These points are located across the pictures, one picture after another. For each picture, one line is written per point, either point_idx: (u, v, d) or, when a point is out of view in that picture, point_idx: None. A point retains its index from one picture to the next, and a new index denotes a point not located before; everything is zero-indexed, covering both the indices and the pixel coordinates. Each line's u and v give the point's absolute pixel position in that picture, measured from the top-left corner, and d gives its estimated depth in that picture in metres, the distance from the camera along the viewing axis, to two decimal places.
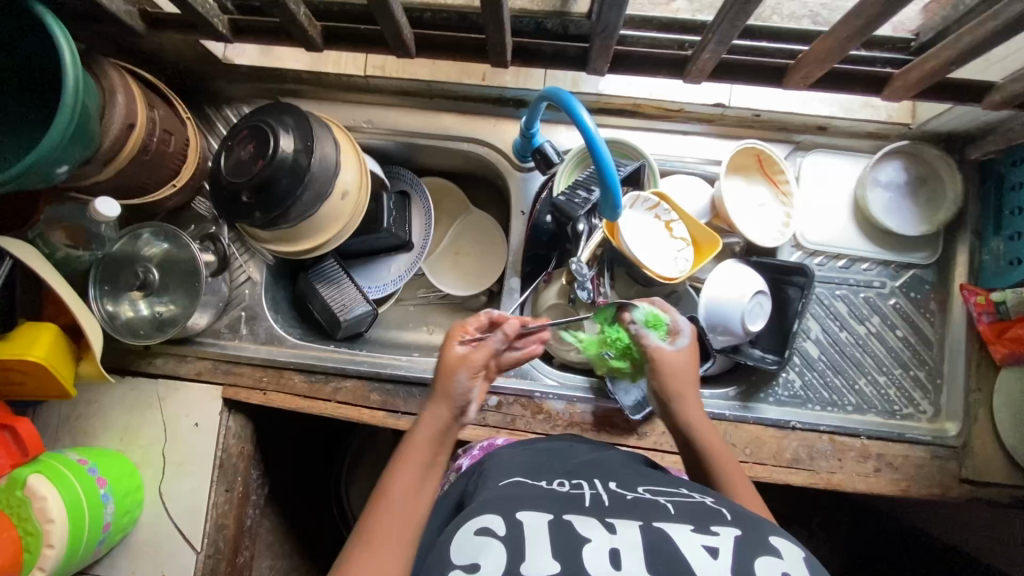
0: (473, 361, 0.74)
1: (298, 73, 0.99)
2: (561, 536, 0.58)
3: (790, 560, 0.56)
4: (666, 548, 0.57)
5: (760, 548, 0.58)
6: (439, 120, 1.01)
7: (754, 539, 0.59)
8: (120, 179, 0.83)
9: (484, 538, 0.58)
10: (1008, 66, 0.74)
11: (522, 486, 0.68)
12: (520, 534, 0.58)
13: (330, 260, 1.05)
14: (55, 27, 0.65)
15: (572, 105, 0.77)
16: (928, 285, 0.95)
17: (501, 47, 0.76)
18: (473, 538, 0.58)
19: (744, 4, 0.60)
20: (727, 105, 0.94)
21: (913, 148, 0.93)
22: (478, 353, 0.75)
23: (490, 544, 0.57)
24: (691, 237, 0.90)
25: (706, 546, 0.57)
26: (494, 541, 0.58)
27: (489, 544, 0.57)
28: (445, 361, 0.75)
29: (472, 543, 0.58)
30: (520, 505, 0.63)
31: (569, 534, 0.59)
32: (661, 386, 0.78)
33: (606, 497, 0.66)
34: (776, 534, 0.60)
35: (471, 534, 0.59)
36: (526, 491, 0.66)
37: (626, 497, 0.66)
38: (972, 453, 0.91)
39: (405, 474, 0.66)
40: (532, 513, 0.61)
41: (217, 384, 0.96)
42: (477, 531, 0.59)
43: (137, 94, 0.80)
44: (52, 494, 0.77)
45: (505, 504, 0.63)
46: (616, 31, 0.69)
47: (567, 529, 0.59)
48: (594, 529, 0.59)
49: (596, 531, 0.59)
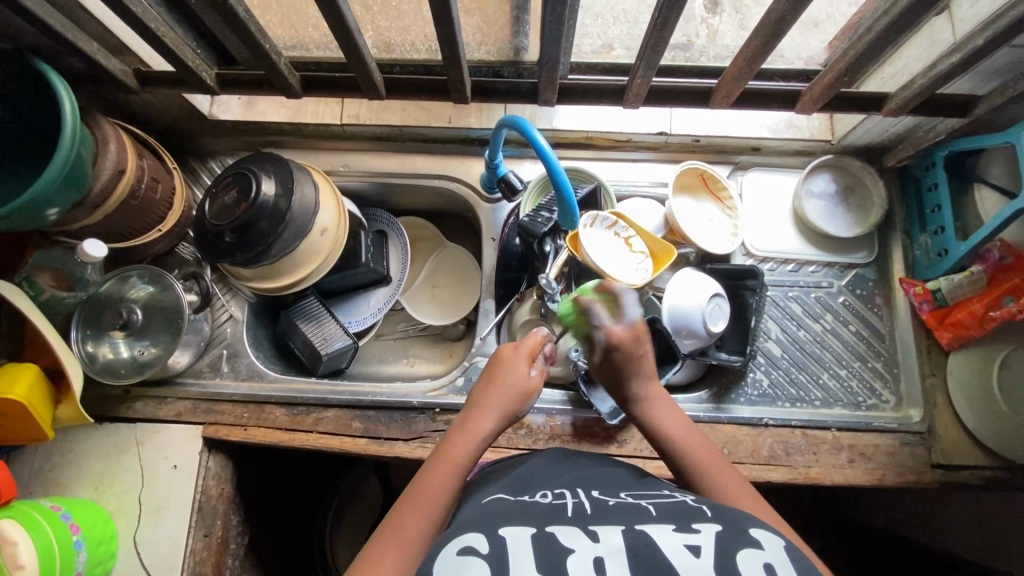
0: (531, 383, 0.78)
1: (279, 126, 1.08)
2: (544, 549, 0.54)
3: (772, 550, 0.54)
4: (652, 554, 0.53)
5: (743, 541, 0.55)
6: (411, 161, 1.10)
7: (736, 534, 0.56)
8: (107, 222, 0.88)
9: (464, 559, 0.53)
10: (899, 80, 0.88)
11: (499, 503, 0.63)
12: (500, 550, 0.54)
13: (311, 297, 1.08)
14: (57, 81, 0.72)
15: (526, 128, 0.86)
16: (872, 282, 1.03)
17: (461, 85, 0.86)
18: (453, 561, 0.54)
19: (662, 32, 0.72)
20: (669, 133, 1.05)
21: (837, 161, 1.04)
22: (536, 383, 0.79)
23: (470, 563, 0.53)
24: (650, 250, 0.96)
25: (689, 545, 0.54)
26: (473, 559, 0.53)
27: (468, 564, 0.53)
28: (500, 374, 0.78)
29: (453, 563, 0.53)
30: (497, 521, 0.59)
31: (550, 547, 0.54)
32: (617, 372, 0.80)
33: (587, 505, 0.62)
34: (763, 528, 0.57)
35: (452, 556, 0.54)
36: (504, 507, 0.62)
37: (608, 504, 0.62)
38: (938, 437, 0.94)
39: (448, 476, 0.68)
40: (511, 527, 0.57)
41: (196, 424, 0.96)
42: (460, 551, 0.55)
43: (128, 144, 0.87)
44: (24, 540, 0.74)
45: (488, 521, 0.59)
46: (559, 62, 0.79)
47: (547, 540, 0.55)
48: (575, 539, 0.55)
49: (577, 541, 0.55)
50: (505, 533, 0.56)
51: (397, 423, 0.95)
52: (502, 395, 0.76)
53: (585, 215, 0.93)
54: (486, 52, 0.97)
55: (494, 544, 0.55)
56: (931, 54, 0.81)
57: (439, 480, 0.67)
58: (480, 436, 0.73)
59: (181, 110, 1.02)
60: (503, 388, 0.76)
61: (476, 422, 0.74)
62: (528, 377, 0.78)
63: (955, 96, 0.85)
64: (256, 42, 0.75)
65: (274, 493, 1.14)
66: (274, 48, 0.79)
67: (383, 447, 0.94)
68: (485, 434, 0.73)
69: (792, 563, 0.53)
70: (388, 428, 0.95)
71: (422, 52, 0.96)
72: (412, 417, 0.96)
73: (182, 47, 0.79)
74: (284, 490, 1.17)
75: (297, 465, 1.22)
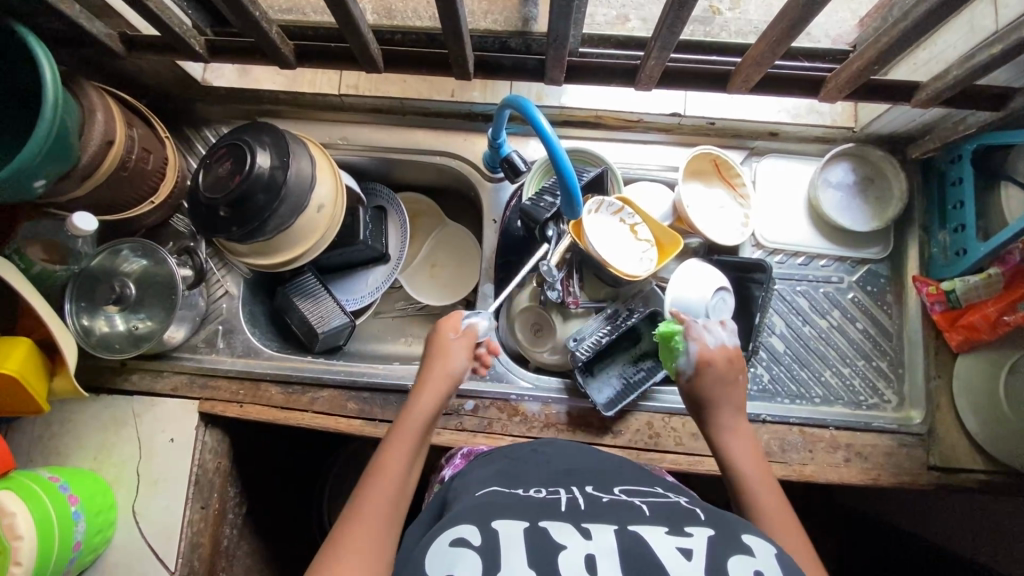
0: (465, 348, 0.79)
1: (275, 94, 1.04)
2: (536, 545, 0.54)
3: (763, 558, 0.53)
4: (644, 555, 0.52)
5: (735, 547, 0.54)
6: (412, 136, 1.06)
7: (728, 539, 0.55)
8: (97, 194, 0.85)
9: (455, 551, 0.53)
10: (932, 68, 0.82)
11: (492, 496, 0.62)
12: (492, 543, 0.54)
13: (308, 274, 1.07)
14: (36, 46, 0.68)
15: (529, 110, 0.80)
16: (884, 278, 1.00)
17: (464, 60, 0.81)
18: (444, 551, 0.53)
19: (679, 11, 0.66)
20: (683, 114, 1.00)
21: (858, 150, 0.99)
22: (468, 348, 0.79)
23: (461, 555, 0.53)
24: (655, 239, 0.94)
25: (681, 549, 0.53)
26: (465, 552, 0.53)
27: (460, 556, 0.52)
28: (433, 347, 0.79)
29: (444, 557, 0.52)
30: (491, 512, 0.58)
31: (541, 542, 0.54)
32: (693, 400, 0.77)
33: (581, 502, 0.61)
34: (756, 535, 0.56)
35: (443, 547, 0.54)
36: (497, 499, 0.61)
37: (602, 502, 0.62)
38: (938, 440, 0.93)
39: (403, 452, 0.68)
40: (505, 520, 0.56)
41: (193, 399, 0.97)
42: (451, 542, 0.54)
43: (116, 113, 0.83)
44: (21, 512, 0.76)
45: (481, 511, 0.58)
46: (567, 40, 0.74)
47: (539, 535, 0.55)
48: (568, 535, 0.55)
49: (570, 538, 0.55)
50: (498, 526, 0.56)
51: (392, 406, 0.95)
52: (440, 369, 0.76)
53: (589, 201, 0.91)
54: (491, 21, 0.91)
55: (487, 536, 0.54)
56: (969, 42, 0.75)
57: (394, 457, 0.67)
58: (423, 405, 0.73)
59: (172, 75, 0.97)
60: (437, 360, 0.77)
61: (417, 398, 0.74)
62: (460, 344, 0.79)
63: (990, 88, 0.79)
64: (245, 10, 0.70)
65: (269, 460, 1.15)
66: (265, 17, 0.74)
67: (377, 429, 0.94)
68: (427, 409, 0.73)
69: (781, 568, 0.53)
70: (383, 410, 0.95)
71: (423, 19, 0.91)
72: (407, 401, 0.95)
73: (168, 11, 0.74)
74: (278, 454, 1.18)
75: (294, 437, 1.24)
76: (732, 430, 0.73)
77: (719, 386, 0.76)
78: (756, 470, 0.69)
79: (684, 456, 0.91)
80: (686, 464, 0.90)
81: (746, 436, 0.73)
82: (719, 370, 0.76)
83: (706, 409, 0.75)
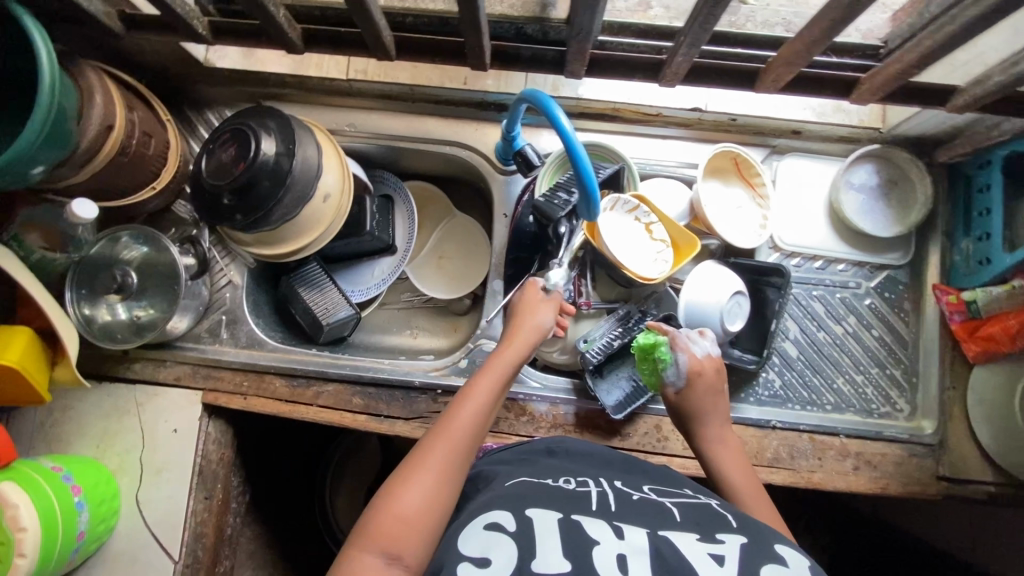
0: (550, 307, 0.83)
1: (280, 77, 1.00)
2: (570, 536, 0.54)
3: (797, 569, 0.52)
4: (676, 556, 0.52)
5: (767, 557, 0.53)
6: (422, 124, 1.02)
7: (761, 549, 0.55)
8: (97, 180, 0.83)
9: (491, 534, 0.55)
10: (971, 71, 0.78)
11: (525, 485, 0.63)
12: (527, 531, 0.55)
13: (313, 264, 1.04)
14: (31, 26, 0.65)
15: (549, 106, 0.76)
16: (902, 285, 0.97)
17: (480, 50, 0.77)
18: (481, 534, 0.55)
19: (713, 8, 0.62)
20: (704, 109, 0.97)
21: (885, 151, 0.96)
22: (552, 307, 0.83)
23: (496, 540, 0.54)
24: (671, 239, 0.91)
25: (713, 553, 0.53)
26: (501, 537, 0.54)
27: (495, 541, 0.54)
28: (523, 301, 0.84)
29: (480, 539, 0.54)
30: (525, 501, 0.59)
31: (575, 534, 0.54)
32: (679, 414, 0.79)
33: (612, 497, 0.62)
34: (789, 546, 0.56)
35: (479, 530, 0.56)
36: (531, 488, 0.62)
37: (631, 498, 0.62)
38: (949, 450, 0.92)
39: (492, 382, 0.72)
40: (538, 510, 0.58)
41: (196, 389, 0.95)
42: (487, 526, 0.56)
43: (116, 95, 0.80)
44: (25, 503, 0.75)
45: (515, 500, 0.59)
46: (592, 34, 0.70)
47: (573, 527, 0.55)
48: (601, 531, 0.55)
49: (602, 534, 0.55)
50: (532, 514, 0.57)
51: (398, 402, 0.94)
52: (529, 322, 0.81)
53: (604, 198, 0.89)
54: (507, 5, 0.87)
55: (522, 523, 0.56)
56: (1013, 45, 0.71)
57: (486, 388, 0.72)
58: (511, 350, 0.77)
59: (173, 54, 0.93)
60: (526, 313, 0.82)
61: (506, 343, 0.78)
62: (545, 304, 0.83)
63: None
64: None
65: (271, 448, 1.15)
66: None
67: (383, 425, 0.93)
68: (515, 354, 0.77)
69: None
70: (389, 406, 0.94)
71: None
72: (413, 397, 0.94)
73: None
74: (281, 441, 1.18)
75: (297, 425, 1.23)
76: (715, 440, 0.77)
77: (709, 397, 0.78)
78: (741, 477, 0.73)
79: (692, 460, 0.90)
80: (694, 469, 0.89)
81: (727, 445, 0.77)
82: (712, 380, 0.79)
83: (691, 422, 0.78)
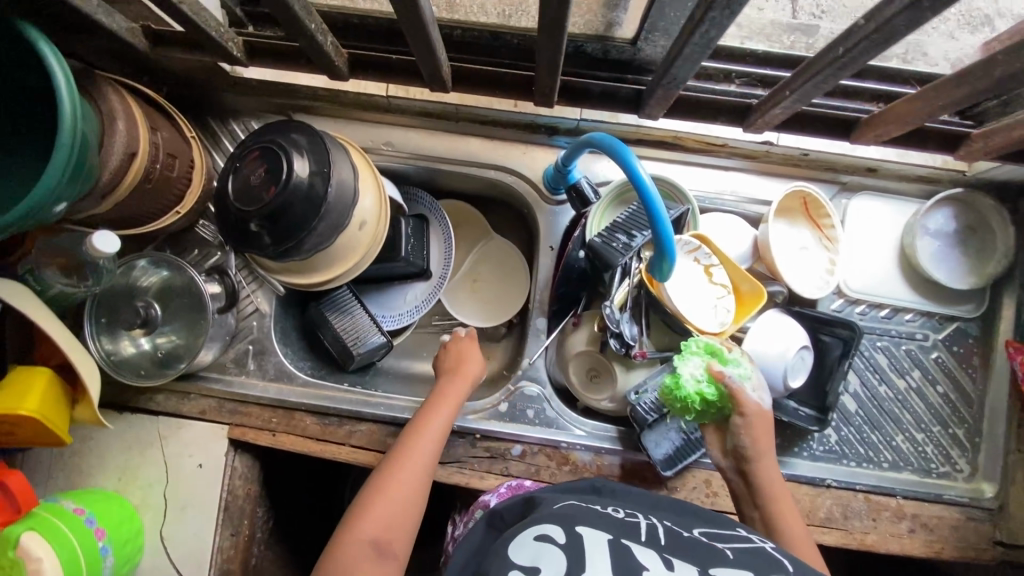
0: (478, 359, 0.89)
1: (313, 89, 0.92)
2: (618, 560, 0.50)
3: None
4: None
5: None
6: (465, 144, 0.94)
7: None
8: (120, 209, 0.76)
9: (540, 545, 0.51)
10: None
11: (572, 508, 0.59)
12: (578, 545, 0.51)
13: (344, 289, 0.98)
14: (48, 52, 0.57)
15: (626, 157, 0.68)
16: (971, 338, 0.92)
17: (550, 89, 0.72)
18: (530, 544, 0.52)
19: (835, 70, 0.60)
20: (774, 144, 0.91)
21: (967, 196, 0.89)
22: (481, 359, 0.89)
23: (545, 550, 0.50)
24: (732, 284, 0.84)
25: None
26: (548, 547, 0.51)
27: (543, 550, 0.50)
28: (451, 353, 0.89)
29: (529, 548, 0.51)
30: (576, 519, 0.55)
31: (622, 558, 0.50)
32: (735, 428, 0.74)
33: (662, 531, 0.57)
34: None
35: (528, 539, 0.52)
36: (579, 511, 0.58)
37: (682, 535, 0.56)
38: (1010, 516, 0.87)
39: (428, 443, 0.77)
40: (589, 529, 0.54)
41: (222, 423, 0.91)
42: (535, 536, 0.52)
43: (140, 115, 0.72)
44: (48, 553, 0.71)
45: (564, 517, 0.56)
46: (684, 83, 0.66)
47: (624, 552, 0.51)
48: (651, 559, 0.50)
49: (652, 562, 0.50)
50: (583, 532, 0.53)
51: None
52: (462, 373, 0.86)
53: None
54: None
55: (571, 537, 0.52)
56: None
57: (422, 448, 0.76)
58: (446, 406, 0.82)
59: (198, 64, 0.85)
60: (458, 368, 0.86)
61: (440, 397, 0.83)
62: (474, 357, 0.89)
63: None
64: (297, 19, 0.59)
65: (294, 473, 1.11)
66: (319, 26, 0.63)
67: None
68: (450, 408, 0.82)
69: None
70: None
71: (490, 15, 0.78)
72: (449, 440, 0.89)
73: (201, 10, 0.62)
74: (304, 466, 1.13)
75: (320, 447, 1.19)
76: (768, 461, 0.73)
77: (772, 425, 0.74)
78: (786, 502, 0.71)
79: None
80: None
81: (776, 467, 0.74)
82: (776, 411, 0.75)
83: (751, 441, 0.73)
